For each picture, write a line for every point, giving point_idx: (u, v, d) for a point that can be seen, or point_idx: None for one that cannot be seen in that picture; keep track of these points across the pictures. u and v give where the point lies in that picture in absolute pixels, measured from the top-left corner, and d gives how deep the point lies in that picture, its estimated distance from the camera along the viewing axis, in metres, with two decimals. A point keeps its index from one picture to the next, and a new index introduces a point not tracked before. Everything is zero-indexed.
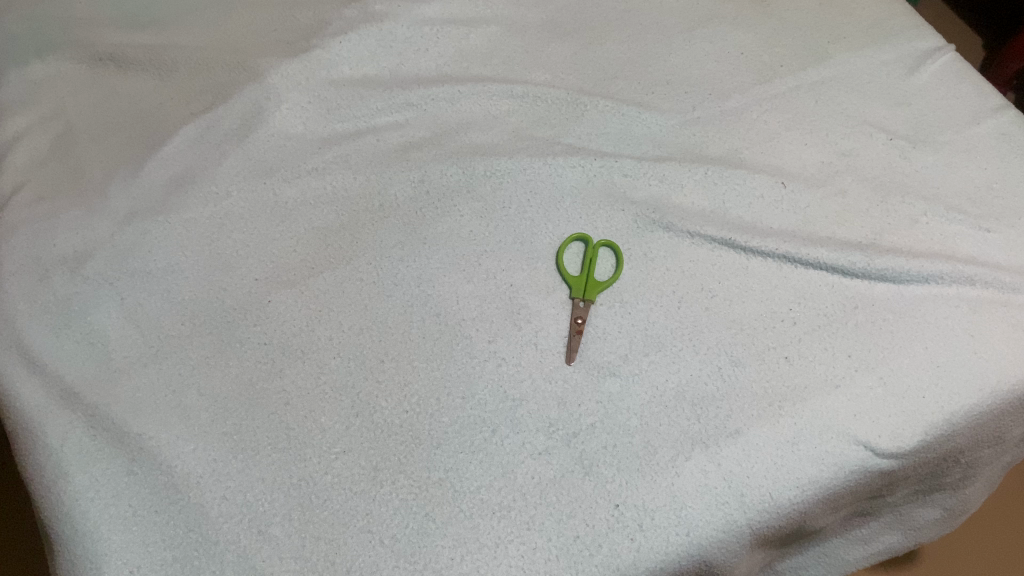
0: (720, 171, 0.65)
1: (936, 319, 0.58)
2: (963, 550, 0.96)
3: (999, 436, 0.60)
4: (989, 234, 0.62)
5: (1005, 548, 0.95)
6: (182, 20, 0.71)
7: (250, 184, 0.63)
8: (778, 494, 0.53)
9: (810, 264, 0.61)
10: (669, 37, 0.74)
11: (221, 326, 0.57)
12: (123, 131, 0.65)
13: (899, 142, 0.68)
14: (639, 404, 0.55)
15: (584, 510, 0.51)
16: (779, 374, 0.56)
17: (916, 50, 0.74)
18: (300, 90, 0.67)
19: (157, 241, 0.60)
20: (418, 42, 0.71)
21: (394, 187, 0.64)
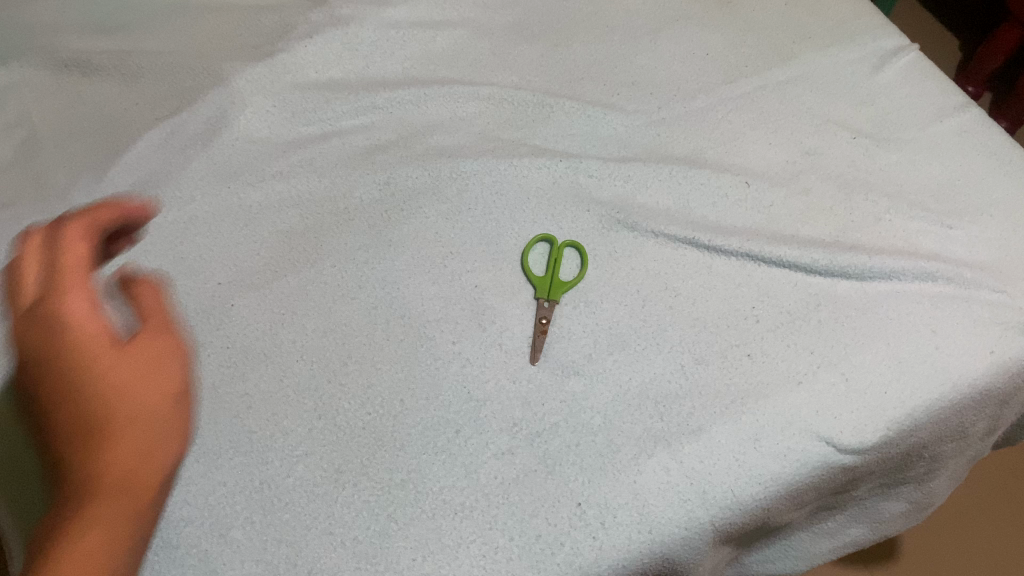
0: (685, 171, 0.66)
1: (899, 315, 0.59)
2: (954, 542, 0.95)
3: (962, 431, 0.60)
4: (952, 230, 0.63)
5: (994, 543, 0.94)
6: (147, 25, 0.71)
7: (215, 188, 0.63)
8: (741, 491, 0.53)
9: (773, 262, 0.61)
10: (635, 39, 0.74)
11: (184, 330, 0.57)
12: (87, 136, 0.65)
13: (863, 140, 0.68)
14: (602, 403, 0.56)
15: (546, 509, 0.51)
16: (742, 371, 0.57)
17: (880, 49, 0.74)
18: (266, 94, 0.67)
19: (121, 246, 0.60)
20: (385, 45, 0.72)
21: (359, 190, 0.64)
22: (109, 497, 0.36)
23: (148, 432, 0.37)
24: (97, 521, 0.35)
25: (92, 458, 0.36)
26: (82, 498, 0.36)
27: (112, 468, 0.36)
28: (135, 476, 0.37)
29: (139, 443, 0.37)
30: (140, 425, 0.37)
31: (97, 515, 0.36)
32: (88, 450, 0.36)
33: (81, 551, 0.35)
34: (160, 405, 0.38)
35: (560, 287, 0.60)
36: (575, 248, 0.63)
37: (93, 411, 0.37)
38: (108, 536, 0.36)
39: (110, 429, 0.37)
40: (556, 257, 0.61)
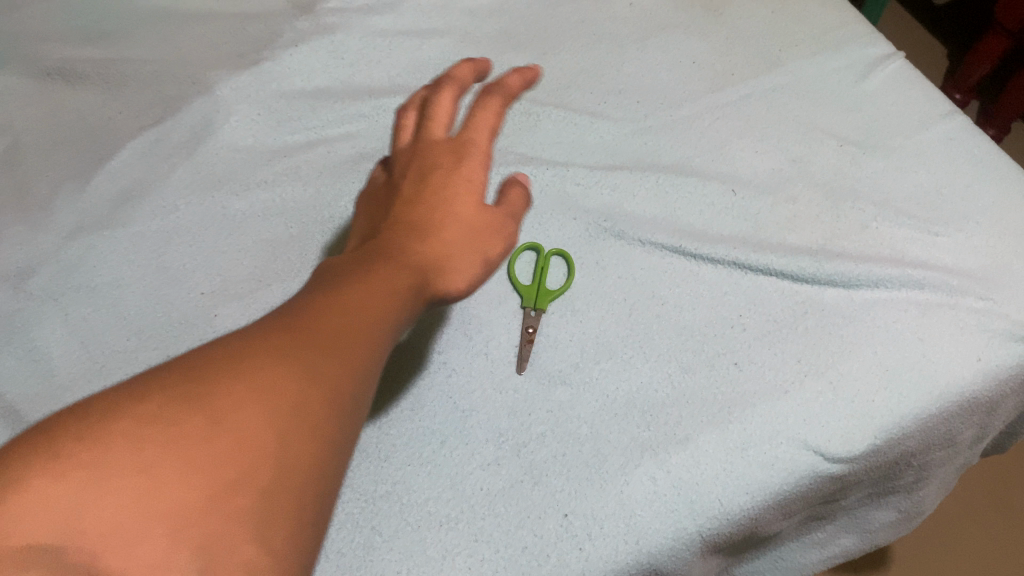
0: (671, 179, 0.66)
1: (886, 322, 0.58)
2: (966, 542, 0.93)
3: (950, 438, 0.60)
4: (938, 238, 0.63)
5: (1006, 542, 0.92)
6: (131, 31, 0.70)
7: (199, 197, 0.62)
8: (728, 501, 0.52)
9: (760, 270, 0.61)
10: (623, 46, 0.74)
11: (166, 340, 0.56)
12: (70, 144, 0.64)
13: (850, 148, 0.68)
14: (589, 412, 0.55)
15: (532, 520, 0.51)
16: (729, 380, 0.56)
17: (868, 56, 0.74)
18: (251, 102, 0.67)
19: (104, 256, 0.59)
20: (371, 53, 0.71)
21: (345, 198, 0.64)
22: (332, 372, 0.34)
23: (357, 341, 0.37)
24: (317, 385, 0.33)
25: (304, 338, 0.35)
26: (310, 360, 0.34)
27: (325, 351, 0.35)
28: (343, 370, 0.35)
29: (465, 246, 0.54)
30: (350, 329, 0.38)
31: (308, 376, 0.33)
32: (305, 332, 0.36)
33: (279, 393, 0.32)
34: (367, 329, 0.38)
35: (544, 297, 0.59)
36: (562, 259, 0.63)
37: (320, 316, 0.37)
38: (322, 407, 0.33)
39: (337, 330, 0.37)
40: (542, 267, 0.61)
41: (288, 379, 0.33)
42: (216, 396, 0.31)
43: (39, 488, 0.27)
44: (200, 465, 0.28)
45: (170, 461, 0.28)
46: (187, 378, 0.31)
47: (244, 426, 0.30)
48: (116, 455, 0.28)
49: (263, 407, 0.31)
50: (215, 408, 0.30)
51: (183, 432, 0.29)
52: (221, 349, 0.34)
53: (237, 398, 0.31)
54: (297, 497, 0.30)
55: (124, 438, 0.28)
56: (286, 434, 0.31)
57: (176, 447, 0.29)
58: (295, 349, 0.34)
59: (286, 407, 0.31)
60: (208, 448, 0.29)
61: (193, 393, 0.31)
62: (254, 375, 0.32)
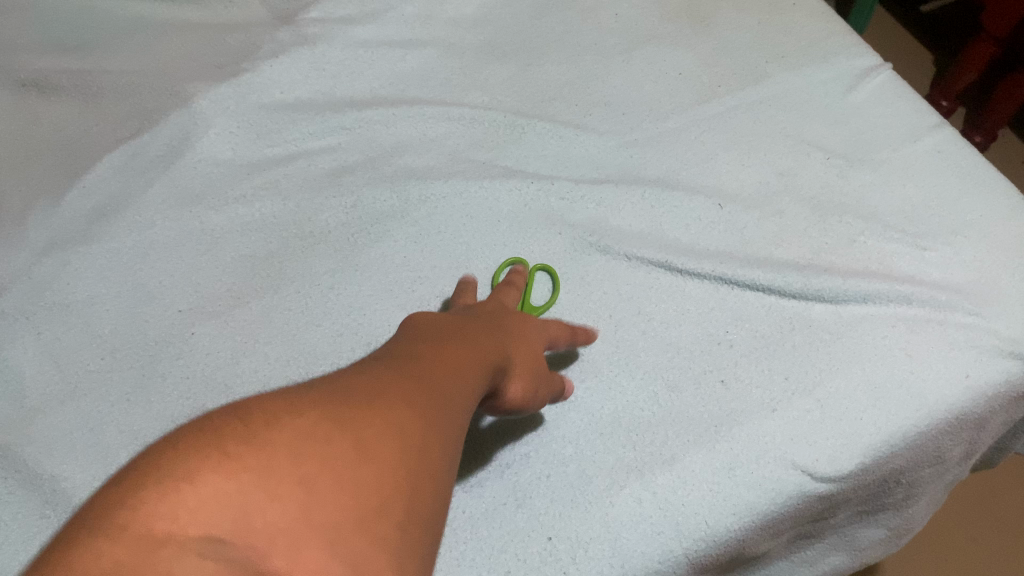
0: (658, 193, 0.65)
1: (874, 339, 0.58)
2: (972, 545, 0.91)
3: (940, 456, 0.59)
4: (926, 253, 0.62)
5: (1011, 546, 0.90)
6: (109, 43, 0.69)
7: (176, 212, 0.61)
8: (715, 522, 0.51)
9: (747, 285, 0.61)
10: (608, 58, 0.74)
11: (142, 360, 0.55)
12: (45, 157, 0.63)
13: (837, 161, 0.67)
14: (574, 432, 0.54)
15: (515, 544, 0.50)
16: (715, 398, 0.56)
17: (854, 68, 0.73)
18: (230, 114, 0.66)
19: (78, 273, 0.58)
20: (352, 64, 0.70)
21: (326, 213, 0.63)
22: (442, 420, 0.34)
23: (462, 394, 0.37)
24: (436, 431, 0.33)
25: (423, 383, 0.35)
26: (430, 406, 0.34)
27: (441, 401, 0.35)
28: (453, 424, 0.35)
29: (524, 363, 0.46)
30: (458, 379, 0.37)
31: (432, 422, 0.33)
32: (424, 377, 0.35)
33: (410, 430, 0.31)
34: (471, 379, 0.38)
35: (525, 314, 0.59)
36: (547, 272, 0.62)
37: (434, 362, 0.37)
38: (438, 452, 0.32)
39: (448, 381, 0.37)
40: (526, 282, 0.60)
41: (412, 417, 0.32)
42: (360, 426, 0.30)
43: (208, 483, 0.25)
44: (348, 488, 0.27)
45: (327, 480, 0.27)
46: (331, 404, 0.30)
47: (384, 458, 0.29)
48: (279, 465, 0.26)
49: (400, 443, 0.30)
50: (357, 436, 0.29)
51: (333, 455, 0.28)
52: (350, 380, 0.33)
53: (378, 428, 0.30)
54: (420, 537, 0.29)
55: (286, 450, 0.27)
56: (418, 477, 0.30)
57: (331, 467, 0.27)
58: (420, 392, 0.34)
59: (415, 447, 0.31)
60: (354, 473, 0.28)
61: (343, 418, 0.29)
62: (384, 409, 0.31)
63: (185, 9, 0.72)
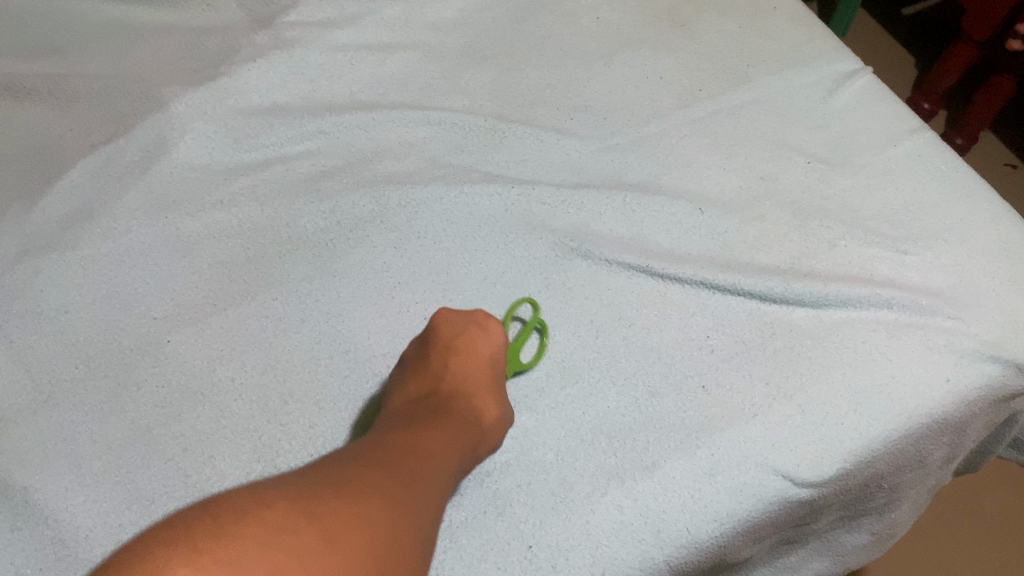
0: (639, 198, 0.65)
1: (855, 344, 0.58)
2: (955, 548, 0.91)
3: (920, 460, 0.59)
4: (906, 257, 0.62)
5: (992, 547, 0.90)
6: (85, 47, 0.68)
7: (152, 218, 0.60)
8: (695, 529, 0.51)
9: (728, 290, 0.60)
10: (589, 62, 0.73)
11: (116, 368, 0.54)
12: (18, 163, 0.62)
13: (818, 165, 0.67)
14: (555, 439, 0.54)
15: (495, 552, 0.49)
16: (697, 404, 0.55)
17: (835, 73, 0.73)
18: (206, 119, 0.65)
19: (51, 280, 0.57)
20: (331, 68, 0.70)
21: (304, 218, 0.62)
22: (408, 509, 0.37)
23: (427, 486, 0.41)
24: (403, 521, 0.36)
25: (387, 480, 0.38)
26: (398, 499, 0.37)
27: (407, 492, 0.38)
28: (421, 512, 0.38)
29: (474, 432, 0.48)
30: (420, 472, 0.41)
31: (399, 513, 0.36)
32: (390, 473, 0.39)
33: (376, 521, 0.35)
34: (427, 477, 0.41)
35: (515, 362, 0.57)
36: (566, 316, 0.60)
37: (399, 459, 0.41)
38: (405, 543, 0.35)
39: (412, 475, 0.40)
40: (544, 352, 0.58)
41: (377, 507, 0.36)
42: (329, 519, 0.33)
43: (188, 573, 0.28)
44: (315, 574, 0.31)
45: (296, 568, 0.30)
46: (306, 496, 0.35)
47: (350, 547, 0.33)
48: (252, 556, 0.30)
49: (366, 532, 0.34)
50: (326, 528, 0.33)
51: (303, 545, 0.32)
52: (317, 484, 0.36)
53: (343, 521, 0.34)
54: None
55: (257, 543, 0.31)
56: (383, 565, 0.33)
57: (300, 556, 0.31)
58: (384, 488, 0.37)
59: (381, 538, 0.34)
60: (324, 559, 0.31)
61: (313, 514, 0.33)
62: (348, 504, 0.35)
63: (162, 13, 0.71)
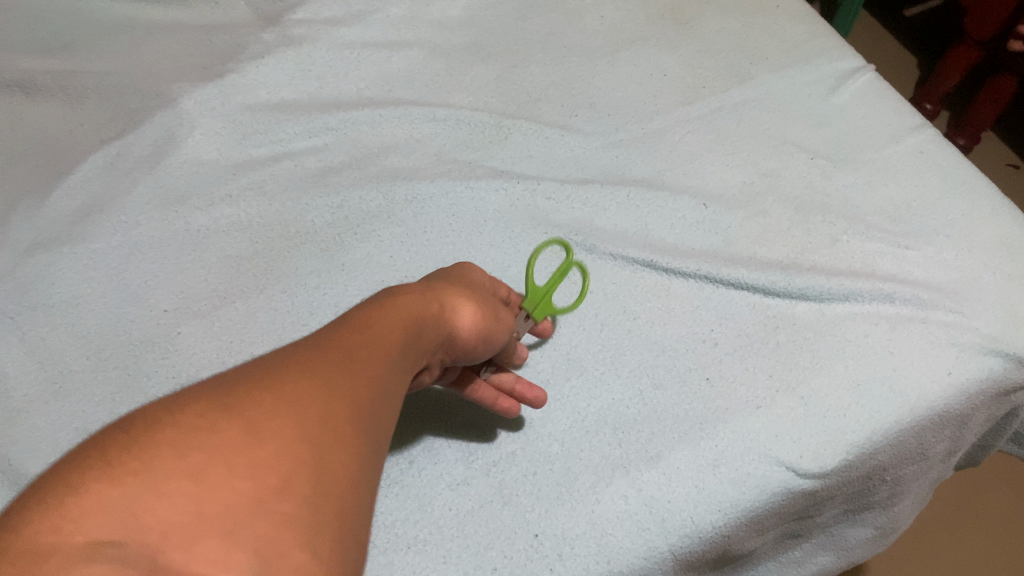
0: (643, 194, 0.65)
1: (857, 337, 0.58)
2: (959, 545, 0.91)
3: (923, 453, 0.59)
4: (907, 251, 0.62)
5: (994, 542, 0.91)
6: (94, 45, 0.69)
7: (161, 212, 0.61)
8: (700, 519, 0.51)
9: (731, 284, 0.61)
10: (593, 60, 0.74)
11: (126, 360, 0.55)
12: (29, 158, 0.63)
13: (820, 161, 0.68)
14: (560, 430, 0.55)
15: (501, 541, 0.50)
16: (700, 396, 0.56)
17: (837, 70, 0.74)
18: (215, 115, 0.65)
19: (63, 273, 0.58)
20: (338, 66, 0.70)
21: (312, 213, 0.63)
22: (351, 388, 0.33)
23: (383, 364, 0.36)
24: (344, 402, 0.32)
25: (328, 359, 0.34)
26: (340, 380, 0.33)
27: (351, 372, 0.34)
28: (370, 391, 0.34)
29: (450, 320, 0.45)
30: (376, 352, 0.37)
31: (338, 393, 0.32)
32: (334, 354, 0.35)
33: (311, 406, 0.31)
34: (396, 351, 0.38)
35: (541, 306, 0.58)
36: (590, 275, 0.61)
37: (347, 339, 0.36)
38: (349, 422, 0.31)
39: (373, 346, 0.37)
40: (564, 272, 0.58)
41: (313, 390, 0.31)
42: (252, 410, 0.29)
43: (93, 494, 0.25)
44: (241, 470, 0.27)
45: (217, 466, 0.27)
46: (231, 386, 0.31)
47: (280, 436, 0.29)
48: (164, 464, 0.26)
49: (297, 418, 0.30)
50: (249, 419, 0.29)
51: (222, 440, 0.28)
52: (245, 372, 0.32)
53: (274, 401, 0.30)
54: (342, 499, 0.29)
55: (170, 447, 0.27)
56: (322, 450, 0.29)
57: (221, 453, 0.27)
58: (322, 368, 0.33)
59: (316, 420, 0.30)
60: (248, 453, 0.28)
61: (233, 405, 0.29)
62: (278, 389, 0.31)
63: (171, 10, 0.72)
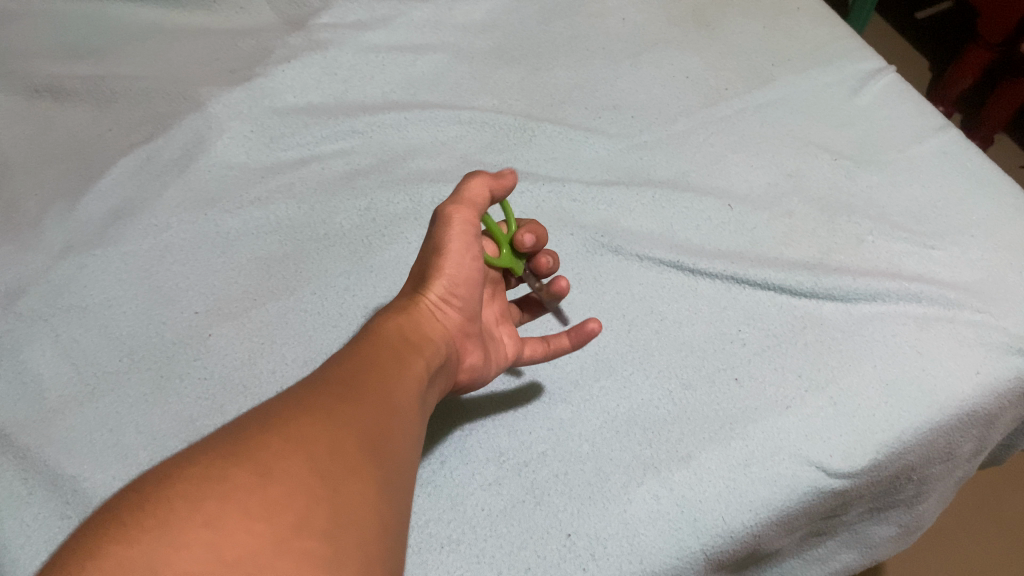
0: (668, 195, 0.65)
1: (884, 336, 0.58)
2: (978, 546, 0.91)
3: (951, 452, 0.59)
4: (933, 252, 0.62)
5: (1010, 544, 0.90)
6: (122, 50, 0.70)
7: (191, 215, 0.61)
8: (732, 519, 0.51)
9: (758, 284, 0.61)
10: (616, 62, 0.74)
11: (160, 361, 0.55)
12: (60, 163, 0.63)
13: (844, 162, 0.68)
14: (590, 430, 0.55)
15: (534, 540, 0.50)
16: (729, 396, 0.56)
17: (859, 71, 0.74)
18: (243, 119, 0.66)
19: (95, 275, 0.58)
20: (364, 69, 0.71)
21: (340, 215, 0.63)
22: (355, 421, 0.33)
23: (382, 391, 0.37)
24: (350, 434, 0.32)
25: (330, 397, 0.34)
26: (341, 412, 0.33)
27: (352, 403, 0.35)
28: (375, 418, 0.35)
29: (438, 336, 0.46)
30: (373, 376, 0.38)
31: (342, 426, 0.33)
32: (331, 388, 0.35)
33: (318, 443, 0.31)
34: (397, 384, 0.38)
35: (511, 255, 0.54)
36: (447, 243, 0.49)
37: (340, 372, 0.37)
38: (357, 453, 0.32)
39: (375, 383, 0.37)
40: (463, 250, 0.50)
41: (319, 427, 0.32)
42: (259, 452, 0.29)
43: (111, 555, 0.25)
44: (258, 512, 0.27)
45: (233, 511, 0.27)
46: (236, 434, 0.31)
47: (291, 475, 0.29)
48: (181, 517, 0.26)
49: (306, 455, 0.30)
50: (259, 461, 0.29)
51: (236, 485, 0.28)
52: (246, 419, 0.32)
53: (282, 443, 0.30)
54: (363, 530, 0.29)
55: (183, 500, 0.27)
56: (336, 483, 0.30)
57: (236, 498, 0.27)
58: (322, 403, 0.34)
59: (325, 455, 0.30)
60: (262, 493, 0.28)
61: (239, 450, 0.30)
62: (282, 429, 0.31)
63: (197, 16, 0.73)
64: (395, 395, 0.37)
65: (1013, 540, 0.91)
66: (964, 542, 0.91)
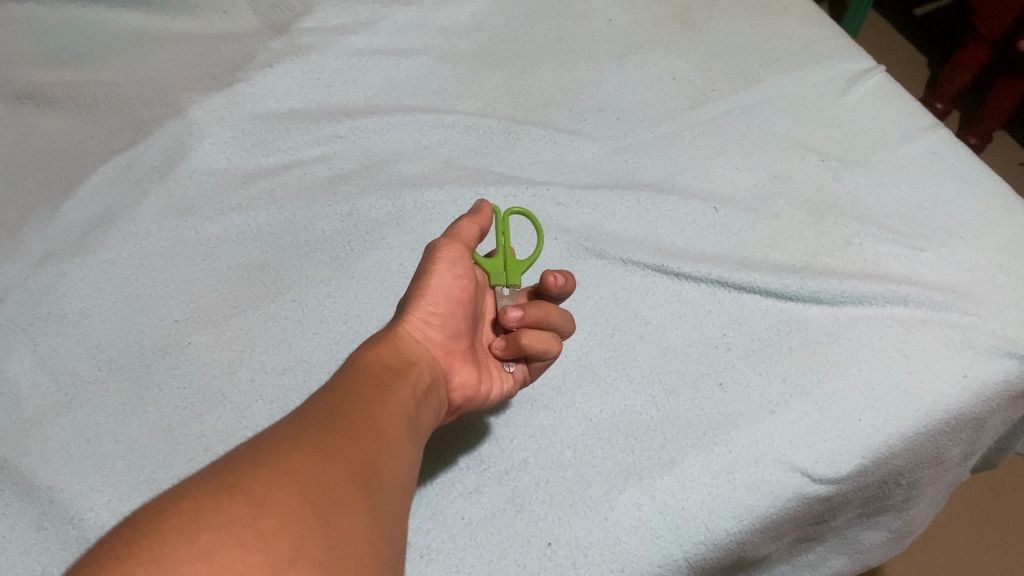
0: (653, 198, 0.65)
1: (870, 339, 0.58)
2: (975, 550, 0.90)
3: (939, 456, 0.58)
4: (920, 253, 0.62)
5: (1008, 548, 0.89)
6: (104, 56, 0.70)
7: (171, 222, 0.61)
8: (715, 526, 0.51)
9: (743, 288, 0.61)
10: (600, 64, 0.74)
11: (138, 371, 0.55)
12: (40, 170, 0.63)
13: (831, 163, 0.67)
14: (572, 437, 0.54)
15: (514, 549, 0.50)
16: (713, 401, 0.56)
17: (847, 71, 0.73)
18: (224, 124, 0.66)
19: (74, 283, 0.58)
20: (346, 73, 0.70)
21: (322, 221, 0.63)
22: (344, 452, 0.33)
23: (370, 420, 0.36)
24: (339, 464, 0.32)
25: (316, 429, 0.34)
26: (329, 442, 0.33)
27: (340, 433, 0.34)
28: (362, 448, 0.34)
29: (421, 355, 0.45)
30: (360, 406, 0.37)
31: (331, 456, 0.32)
32: (316, 421, 0.35)
33: (308, 473, 0.30)
34: (386, 415, 0.38)
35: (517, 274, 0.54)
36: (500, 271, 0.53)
37: (325, 403, 0.37)
38: (345, 483, 0.31)
39: (362, 413, 0.37)
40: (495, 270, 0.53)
41: (307, 457, 0.31)
42: (250, 484, 0.29)
43: None
44: (252, 543, 0.26)
45: (227, 542, 0.26)
46: (225, 467, 0.30)
47: (282, 506, 0.28)
48: (175, 550, 0.26)
49: (296, 487, 0.29)
50: (250, 493, 0.28)
51: (228, 516, 0.27)
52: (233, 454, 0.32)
53: (271, 475, 0.30)
54: (357, 558, 0.29)
55: (175, 532, 0.26)
56: (328, 513, 0.29)
57: (228, 529, 0.27)
58: (310, 435, 0.33)
59: (314, 485, 0.30)
60: (255, 525, 0.27)
61: (230, 483, 0.29)
62: (271, 462, 0.30)
63: (178, 21, 0.73)
64: (384, 425, 0.37)
65: (1012, 544, 0.90)
66: (962, 546, 0.90)
